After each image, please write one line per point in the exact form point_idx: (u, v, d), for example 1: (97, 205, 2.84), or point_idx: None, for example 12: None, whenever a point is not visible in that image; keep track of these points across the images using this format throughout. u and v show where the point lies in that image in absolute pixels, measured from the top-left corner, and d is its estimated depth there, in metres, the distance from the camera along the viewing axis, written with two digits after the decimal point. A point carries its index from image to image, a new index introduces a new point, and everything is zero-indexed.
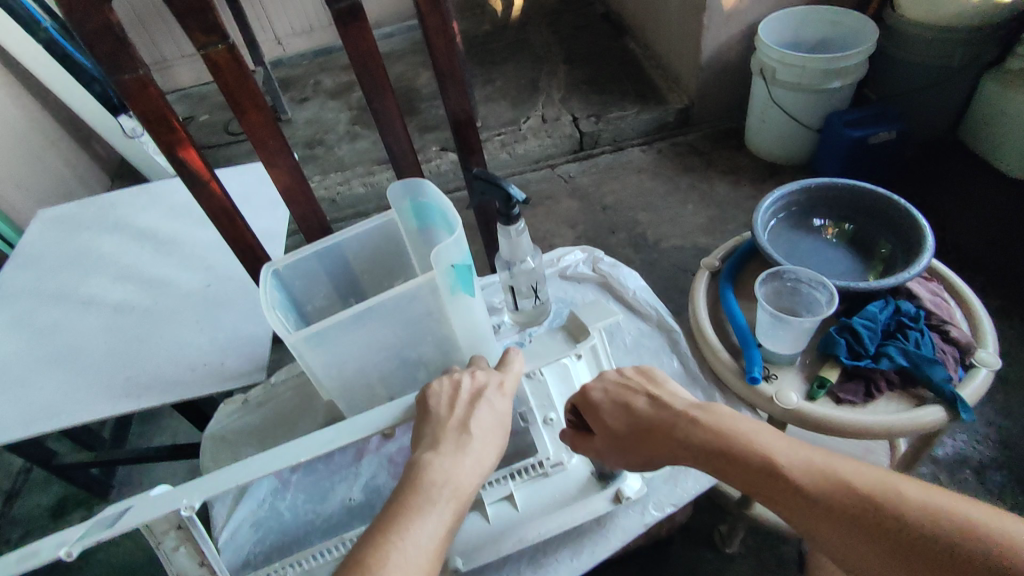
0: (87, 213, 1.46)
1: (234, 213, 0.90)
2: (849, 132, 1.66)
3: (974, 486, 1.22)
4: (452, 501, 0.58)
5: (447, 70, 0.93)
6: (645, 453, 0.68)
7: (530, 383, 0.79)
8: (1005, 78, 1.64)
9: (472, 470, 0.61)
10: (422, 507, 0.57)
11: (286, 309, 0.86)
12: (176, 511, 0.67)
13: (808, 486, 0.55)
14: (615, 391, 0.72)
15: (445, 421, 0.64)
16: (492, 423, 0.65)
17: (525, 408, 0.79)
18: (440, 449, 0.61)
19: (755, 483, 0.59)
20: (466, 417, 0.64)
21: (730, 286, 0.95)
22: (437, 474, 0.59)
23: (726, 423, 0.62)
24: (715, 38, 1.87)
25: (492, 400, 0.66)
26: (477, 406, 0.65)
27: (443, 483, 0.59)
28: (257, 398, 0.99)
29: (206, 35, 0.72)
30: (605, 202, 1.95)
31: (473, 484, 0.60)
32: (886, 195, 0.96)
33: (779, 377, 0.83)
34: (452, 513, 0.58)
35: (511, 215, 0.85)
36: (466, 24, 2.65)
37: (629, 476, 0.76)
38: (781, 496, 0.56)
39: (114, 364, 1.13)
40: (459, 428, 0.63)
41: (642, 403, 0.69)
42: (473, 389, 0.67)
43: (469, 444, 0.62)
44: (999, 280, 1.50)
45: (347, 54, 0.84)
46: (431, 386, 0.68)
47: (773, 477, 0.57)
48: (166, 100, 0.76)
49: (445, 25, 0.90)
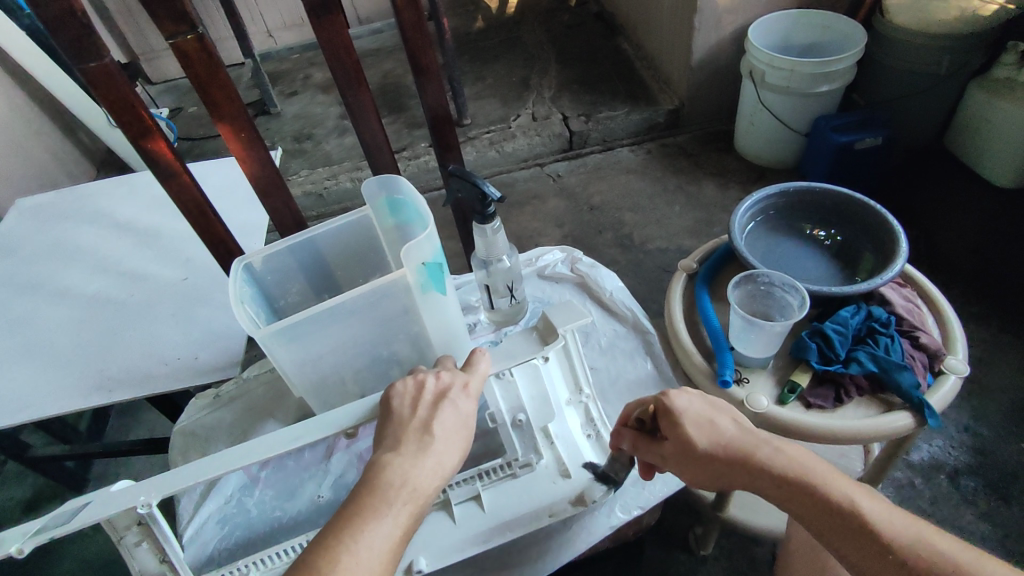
0: (68, 204, 1.45)
1: (207, 207, 0.89)
2: (836, 137, 1.66)
3: (948, 491, 1.23)
4: (408, 503, 0.58)
5: (425, 66, 0.92)
6: (721, 473, 0.64)
7: (499, 383, 0.79)
8: (990, 87, 1.65)
9: (432, 471, 0.60)
10: (378, 509, 0.56)
11: (256, 304, 0.86)
12: (134, 508, 0.67)
13: (894, 546, 0.54)
14: (704, 406, 0.66)
15: (408, 422, 0.63)
16: (455, 425, 0.64)
17: (493, 409, 0.78)
18: (401, 450, 0.61)
19: (827, 525, 0.57)
20: (429, 418, 0.63)
21: (705, 289, 0.95)
22: (395, 475, 0.59)
23: (814, 465, 0.60)
24: (705, 40, 1.87)
25: (456, 401, 0.65)
26: (441, 408, 0.64)
27: (400, 484, 0.58)
28: (229, 392, 0.98)
29: (175, 24, 0.70)
30: (592, 202, 1.95)
31: (432, 485, 0.60)
32: (862, 200, 0.96)
33: (750, 381, 0.83)
34: (408, 515, 0.57)
35: (487, 214, 0.85)
36: (458, 21, 2.64)
37: (596, 479, 0.76)
38: (853, 542, 0.56)
39: (88, 356, 1.12)
40: (421, 429, 0.62)
41: (727, 426, 0.65)
42: (438, 390, 0.66)
43: (431, 446, 0.61)
44: (978, 286, 1.51)
45: (320, 46, 0.83)
46: (394, 386, 0.67)
47: (856, 525, 0.56)
48: (133, 89, 0.75)
49: (421, 21, 0.89)
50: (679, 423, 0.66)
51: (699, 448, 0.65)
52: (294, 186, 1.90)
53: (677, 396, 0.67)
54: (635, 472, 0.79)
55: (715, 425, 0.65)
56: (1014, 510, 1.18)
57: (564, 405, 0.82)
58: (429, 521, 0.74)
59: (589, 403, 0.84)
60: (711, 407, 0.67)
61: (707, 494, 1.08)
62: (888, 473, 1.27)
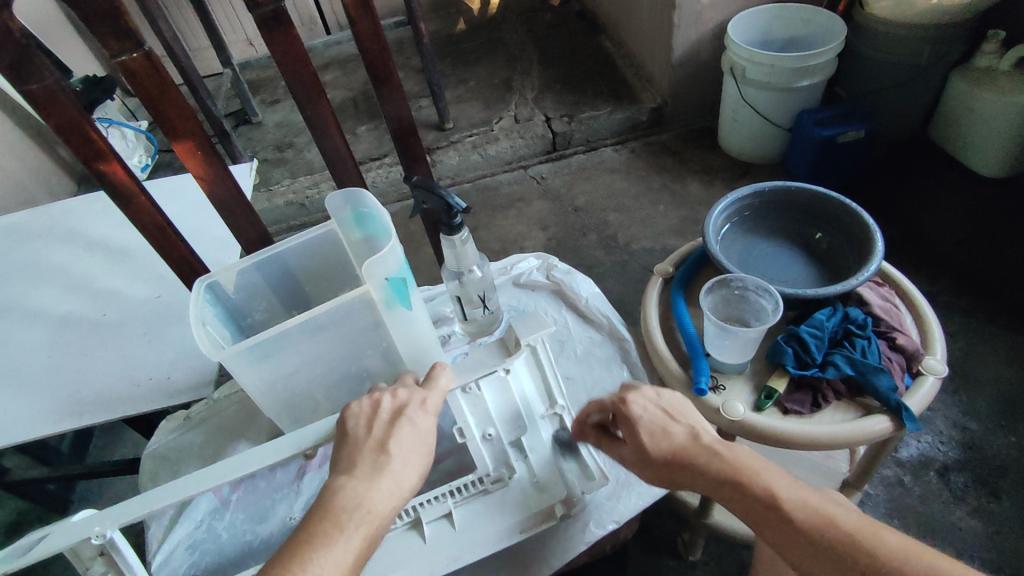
0: (41, 222, 1.43)
1: (167, 226, 0.87)
2: (818, 131, 1.65)
3: (937, 487, 1.21)
4: (362, 526, 0.56)
5: (385, 76, 0.91)
6: (669, 476, 0.66)
7: (466, 397, 0.75)
8: (972, 76, 1.63)
9: (388, 493, 0.58)
10: (329, 535, 0.55)
11: (219, 325, 0.83)
12: (88, 539, 0.65)
13: (809, 530, 0.56)
14: (657, 414, 0.67)
15: (363, 442, 0.61)
16: (413, 443, 0.62)
17: (462, 424, 0.75)
18: (354, 473, 0.59)
19: (753, 514, 0.59)
20: (385, 437, 0.62)
21: (681, 294, 0.93)
22: (348, 498, 0.57)
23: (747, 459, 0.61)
24: (685, 37, 1.85)
25: (414, 418, 0.64)
26: (397, 426, 0.62)
27: (353, 507, 0.57)
28: (200, 413, 0.96)
29: (120, 41, 0.68)
30: (576, 203, 1.93)
31: (387, 507, 0.58)
32: (839, 198, 0.94)
33: (727, 388, 0.82)
34: (361, 539, 0.56)
35: (454, 225, 0.83)
36: (439, 23, 2.61)
37: (569, 492, 0.75)
38: (770, 526, 0.58)
39: (58, 379, 1.10)
40: (377, 448, 0.61)
41: (678, 429, 0.66)
42: (394, 408, 0.64)
43: (387, 466, 0.60)
44: (965, 279, 1.50)
45: (274, 58, 0.81)
46: (349, 407, 0.65)
47: (775, 514, 0.58)
48: (81, 109, 0.73)
49: (377, 30, 0.88)
50: (633, 429, 0.67)
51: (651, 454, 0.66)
52: (276, 196, 1.87)
53: (633, 400, 0.69)
54: (610, 485, 0.78)
55: (665, 430, 0.66)
56: (1004, 506, 1.17)
57: (538, 418, 0.79)
58: (398, 539, 0.74)
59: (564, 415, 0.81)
60: (664, 413, 0.68)
61: (691, 499, 1.07)
62: (877, 470, 1.25)
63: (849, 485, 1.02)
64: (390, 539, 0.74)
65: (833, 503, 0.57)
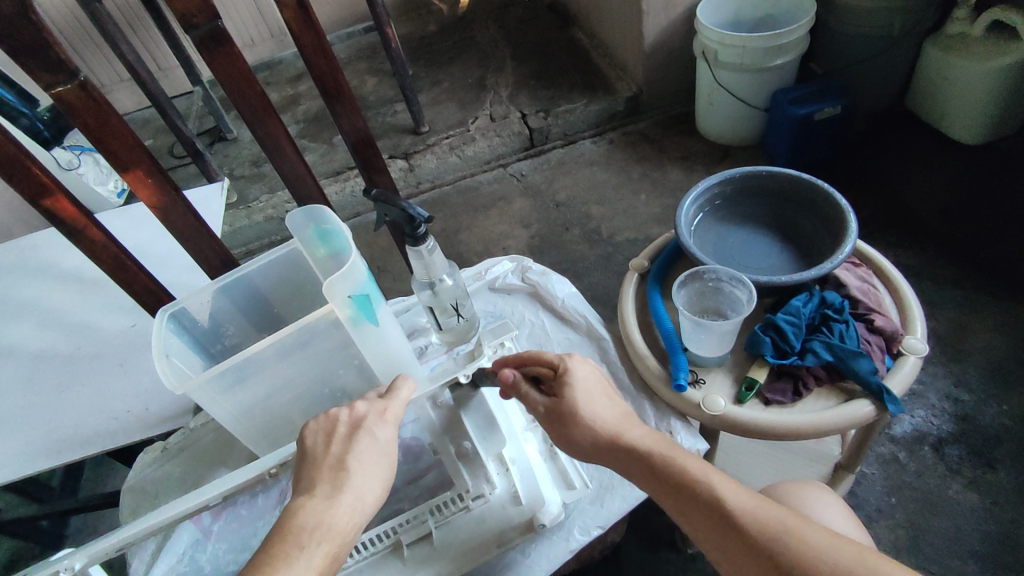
0: (12, 257, 1.40)
1: (124, 256, 0.91)
2: (794, 109, 1.62)
3: (933, 462, 1.20)
4: (323, 544, 0.58)
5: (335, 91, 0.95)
6: (596, 443, 0.69)
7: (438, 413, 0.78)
8: (946, 43, 1.61)
9: (349, 510, 0.60)
10: (290, 554, 0.56)
11: (186, 355, 0.81)
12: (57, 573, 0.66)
13: (751, 533, 0.56)
14: (595, 384, 0.72)
15: (322, 460, 0.62)
16: (373, 455, 0.64)
17: (437, 439, 0.77)
18: (315, 492, 0.60)
19: (681, 501, 0.61)
20: (344, 453, 0.63)
21: (657, 288, 0.91)
22: (309, 517, 0.58)
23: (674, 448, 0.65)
24: (656, 24, 1.82)
25: (373, 430, 0.65)
26: (356, 440, 0.64)
27: (314, 526, 0.58)
28: (177, 443, 0.95)
29: (52, 75, 0.73)
30: (558, 198, 1.91)
31: (349, 523, 0.60)
32: (810, 180, 0.93)
33: (707, 382, 0.81)
34: (323, 556, 0.57)
35: (418, 235, 0.81)
36: (411, 26, 2.56)
37: (548, 503, 0.77)
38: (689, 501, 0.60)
39: (35, 417, 1.08)
40: (336, 465, 0.62)
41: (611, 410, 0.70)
42: (352, 421, 0.65)
43: (347, 482, 0.61)
44: (950, 249, 1.49)
45: (218, 79, 0.85)
46: (308, 426, 0.66)
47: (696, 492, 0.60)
48: (23, 149, 0.77)
49: (321, 43, 0.92)
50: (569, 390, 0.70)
51: (581, 414, 0.69)
52: (254, 212, 1.83)
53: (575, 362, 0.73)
54: (593, 491, 0.81)
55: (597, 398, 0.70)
56: (1001, 476, 1.16)
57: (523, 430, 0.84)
58: (381, 562, 0.74)
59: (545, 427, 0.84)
60: (599, 389, 0.72)
61: None
62: (873, 448, 1.24)
63: (839, 468, 1.00)
64: (374, 563, 0.74)
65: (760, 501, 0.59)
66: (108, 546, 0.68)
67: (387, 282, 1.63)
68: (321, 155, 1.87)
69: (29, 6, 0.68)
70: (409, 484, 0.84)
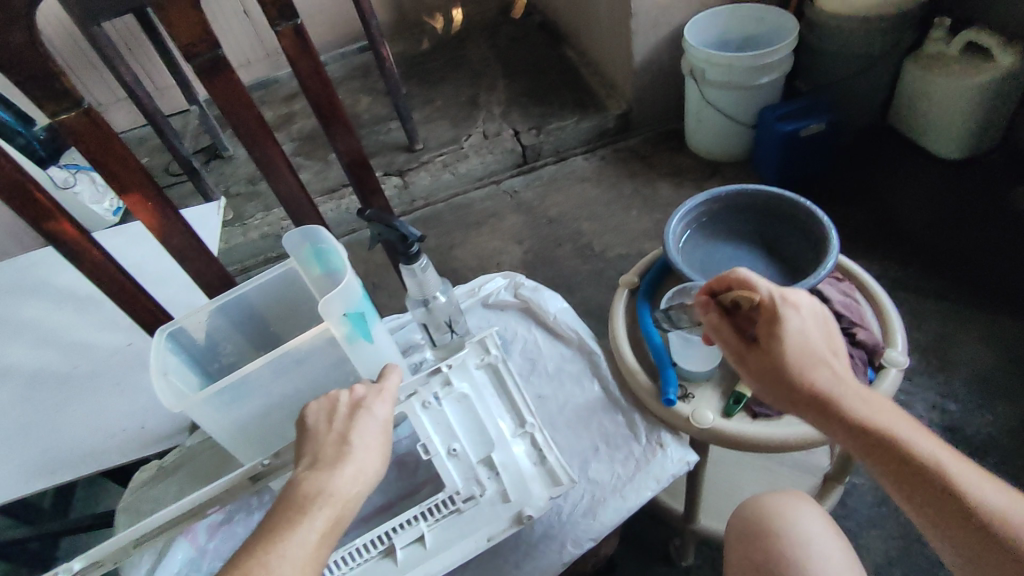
0: (7, 276, 1.41)
1: (121, 277, 0.92)
2: (781, 126, 1.66)
3: None
4: (326, 508, 0.60)
5: (332, 114, 0.98)
6: (794, 392, 0.64)
7: (427, 414, 0.83)
8: (923, 63, 1.66)
9: (351, 478, 0.63)
10: (293, 520, 0.59)
11: (183, 372, 0.83)
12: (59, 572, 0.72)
13: (948, 495, 0.54)
14: (814, 328, 0.66)
15: (325, 435, 0.65)
16: (373, 431, 0.67)
17: (427, 440, 0.81)
18: (318, 464, 0.63)
19: (866, 454, 0.59)
20: (346, 429, 0.66)
21: (647, 304, 0.93)
22: (311, 486, 0.61)
23: (881, 407, 0.60)
24: (644, 44, 1.87)
25: (372, 408, 0.69)
26: (357, 417, 0.67)
27: (316, 493, 0.61)
28: (172, 462, 0.96)
29: (56, 102, 0.75)
30: (550, 215, 1.93)
31: (351, 490, 0.62)
32: (791, 198, 0.96)
33: (696, 397, 0.82)
34: (326, 520, 0.59)
35: (411, 254, 0.83)
36: (404, 45, 2.60)
37: (533, 495, 0.78)
38: (882, 456, 0.58)
39: (34, 434, 1.09)
40: (339, 440, 0.65)
41: (825, 354, 0.65)
42: (352, 402, 0.69)
43: (350, 455, 0.64)
44: (934, 261, 1.52)
45: (217, 104, 0.88)
46: (308, 406, 0.69)
47: (902, 450, 0.57)
48: (25, 173, 0.79)
49: (318, 69, 0.94)
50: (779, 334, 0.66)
51: (782, 359, 0.65)
52: (250, 229, 1.85)
53: (791, 305, 0.67)
54: (586, 503, 0.82)
55: (819, 353, 0.65)
56: None
57: (509, 437, 0.83)
58: (375, 567, 0.75)
59: (533, 431, 0.83)
60: (821, 333, 0.66)
61: (676, 506, 1.06)
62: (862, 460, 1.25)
63: (830, 479, 1.01)
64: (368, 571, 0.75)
65: (962, 467, 0.55)
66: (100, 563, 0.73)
67: (382, 298, 1.64)
68: (315, 173, 1.89)
69: (37, 37, 0.71)
70: (404, 498, 0.86)
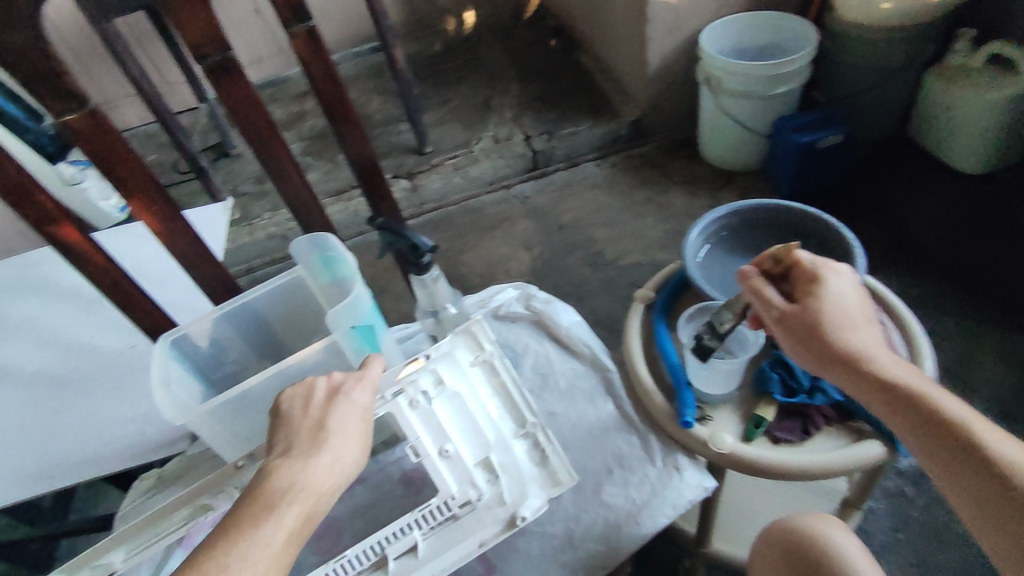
0: (11, 273, 1.39)
1: (124, 281, 0.90)
2: (797, 137, 1.62)
3: (942, 498, 1.18)
4: (297, 503, 0.59)
5: (343, 119, 0.95)
6: (825, 352, 0.65)
7: (417, 413, 0.79)
8: (946, 75, 1.62)
9: (326, 470, 0.61)
10: (259, 515, 0.57)
11: (185, 381, 0.81)
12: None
13: (968, 451, 0.55)
14: (852, 297, 0.67)
15: (299, 423, 0.63)
16: (351, 420, 0.65)
17: (417, 441, 0.78)
18: (292, 453, 0.61)
19: (889, 409, 0.61)
20: (323, 416, 0.64)
21: (664, 321, 0.90)
22: (282, 479, 0.60)
23: (908, 372, 0.62)
24: (659, 50, 1.84)
25: (351, 395, 0.67)
26: (335, 405, 0.65)
27: (287, 486, 0.59)
28: (172, 471, 0.93)
29: (62, 103, 0.73)
30: (561, 221, 1.91)
31: (326, 483, 0.61)
32: (817, 214, 0.92)
33: (713, 419, 0.79)
34: (294, 517, 0.58)
35: (422, 264, 0.81)
36: (416, 45, 2.57)
37: (528, 496, 0.76)
38: (906, 413, 0.60)
39: (35, 437, 1.09)
40: (315, 427, 0.63)
41: (859, 321, 0.66)
42: (330, 388, 0.67)
43: (325, 443, 0.62)
44: (952, 277, 1.49)
45: (226, 106, 0.86)
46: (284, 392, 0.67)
47: (926, 408, 0.59)
48: (28, 174, 0.77)
49: (331, 72, 0.92)
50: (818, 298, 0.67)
51: (819, 321, 0.66)
52: (257, 229, 1.83)
53: (833, 276, 0.69)
54: (601, 531, 0.81)
55: (851, 317, 0.66)
56: None
57: (508, 440, 0.80)
58: None
59: (536, 433, 0.80)
60: (858, 303, 0.68)
61: (688, 527, 1.02)
62: (880, 482, 1.22)
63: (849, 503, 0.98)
64: None
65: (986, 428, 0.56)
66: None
67: (390, 302, 1.62)
68: (324, 174, 1.87)
69: (43, 35, 0.69)
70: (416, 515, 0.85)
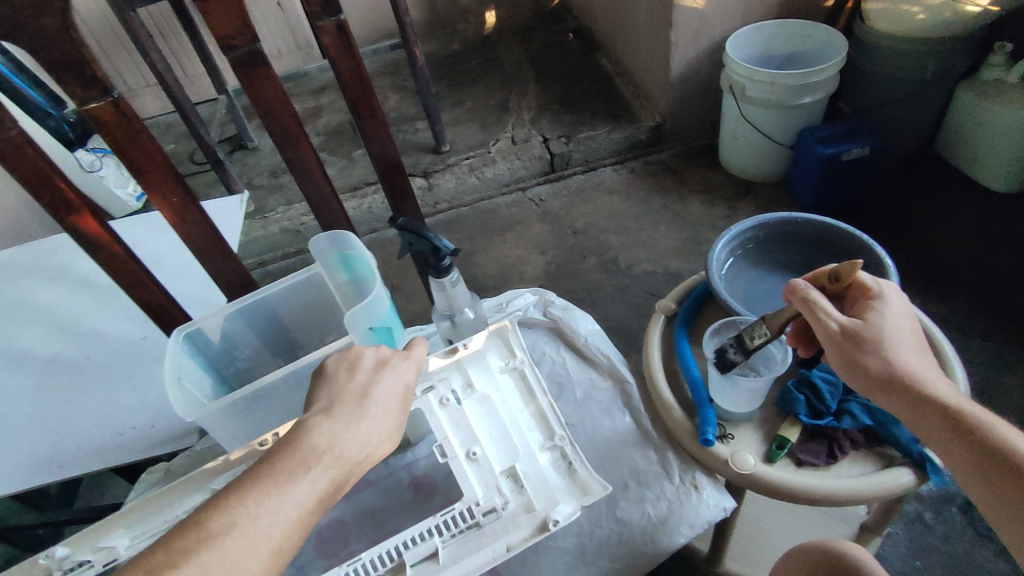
0: (26, 258, 1.39)
1: (140, 272, 0.90)
2: (821, 148, 1.59)
3: (961, 527, 1.14)
4: (330, 469, 0.56)
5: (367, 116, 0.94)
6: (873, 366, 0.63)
7: (446, 412, 0.79)
8: (980, 89, 1.58)
9: (362, 442, 0.58)
10: (294, 472, 0.54)
11: (196, 374, 0.79)
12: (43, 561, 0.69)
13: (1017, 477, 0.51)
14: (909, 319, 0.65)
15: (345, 386, 0.61)
16: (393, 394, 0.63)
17: (444, 440, 0.77)
18: (334, 416, 0.59)
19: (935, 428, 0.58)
20: (367, 385, 0.62)
21: (685, 334, 0.88)
22: (321, 439, 0.57)
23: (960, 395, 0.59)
24: (682, 56, 1.82)
25: (397, 370, 0.64)
26: (381, 375, 0.63)
27: (325, 448, 0.56)
28: (178, 468, 0.93)
29: (86, 90, 0.72)
30: (576, 226, 1.88)
31: (361, 454, 0.58)
32: (850, 231, 0.89)
33: (735, 438, 0.77)
34: (327, 481, 0.55)
35: (442, 267, 0.79)
36: (435, 44, 2.56)
37: (561, 502, 0.71)
38: (951, 433, 0.57)
39: (42, 423, 1.07)
40: (359, 394, 0.61)
41: (913, 343, 0.64)
42: (377, 360, 0.64)
43: (367, 412, 0.60)
44: (977, 299, 1.45)
45: (251, 98, 0.84)
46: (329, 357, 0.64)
47: (976, 431, 0.55)
48: (48, 159, 0.76)
49: (358, 68, 0.90)
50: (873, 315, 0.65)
51: (869, 335, 0.64)
52: (271, 222, 1.82)
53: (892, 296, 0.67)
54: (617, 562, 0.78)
55: (904, 337, 0.64)
56: None
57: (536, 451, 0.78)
58: None
59: (564, 446, 0.77)
60: (913, 326, 0.65)
61: (701, 547, 1.00)
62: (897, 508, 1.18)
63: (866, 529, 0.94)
64: None
65: None
66: (80, 561, 0.70)
67: (401, 301, 1.60)
68: (340, 169, 1.86)
69: (71, 20, 0.68)
70: None
